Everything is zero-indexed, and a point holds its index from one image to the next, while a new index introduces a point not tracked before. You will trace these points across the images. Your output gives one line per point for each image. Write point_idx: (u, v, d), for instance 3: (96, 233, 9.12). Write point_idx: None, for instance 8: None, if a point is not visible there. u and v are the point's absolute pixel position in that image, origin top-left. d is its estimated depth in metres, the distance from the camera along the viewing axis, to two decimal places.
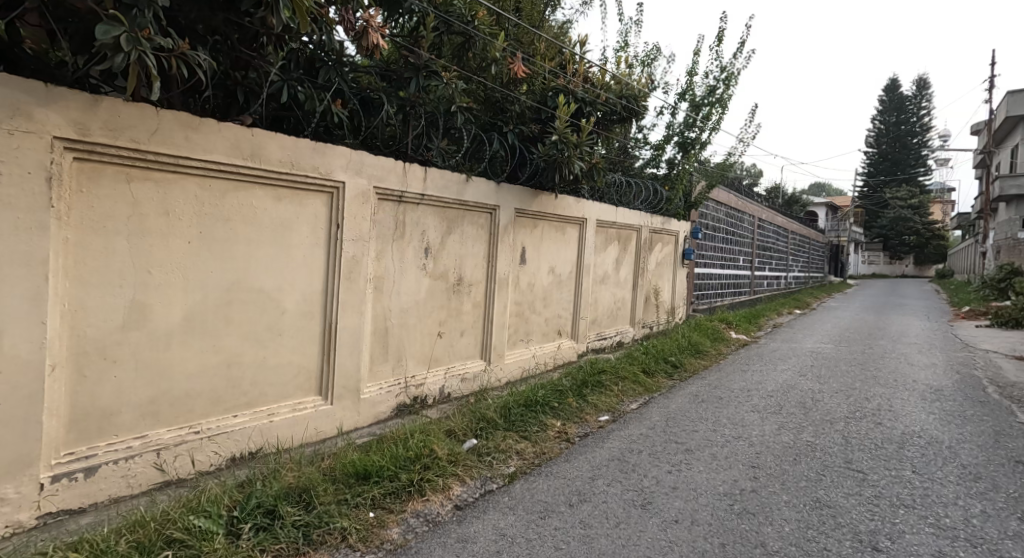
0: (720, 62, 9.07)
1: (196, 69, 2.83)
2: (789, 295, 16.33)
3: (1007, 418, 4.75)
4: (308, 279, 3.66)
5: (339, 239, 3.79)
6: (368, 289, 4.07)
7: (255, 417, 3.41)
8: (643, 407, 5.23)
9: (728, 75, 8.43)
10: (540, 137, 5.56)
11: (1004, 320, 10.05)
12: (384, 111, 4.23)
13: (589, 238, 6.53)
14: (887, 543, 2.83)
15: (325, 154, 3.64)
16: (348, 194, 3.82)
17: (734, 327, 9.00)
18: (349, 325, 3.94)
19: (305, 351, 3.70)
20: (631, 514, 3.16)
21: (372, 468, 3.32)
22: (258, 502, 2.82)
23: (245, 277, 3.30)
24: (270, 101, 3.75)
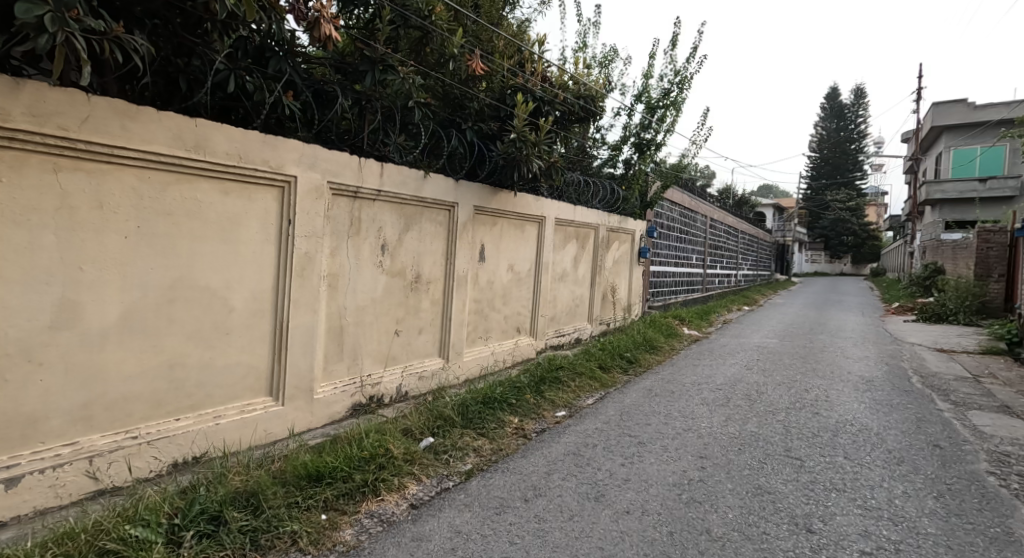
0: (674, 66, 9.27)
1: (133, 55, 2.67)
2: (738, 292, 16.94)
3: (929, 406, 5.09)
4: (257, 276, 3.54)
5: (290, 236, 3.68)
6: (322, 286, 3.97)
7: (200, 419, 3.27)
8: (599, 402, 5.31)
9: (683, 78, 8.63)
10: (499, 134, 5.55)
11: (928, 316, 10.82)
12: (339, 104, 4.16)
13: (548, 237, 6.57)
14: (820, 525, 2.99)
15: (276, 147, 3.53)
16: (301, 188, 3.71)
17: (687, 323, 9.29)
18: (302, 324, 3.83)
19: (254, 351, 3.58)
20: (584, 507, 3.21)
21: (325, 469, 3.25)
22: (202, 508, 2.71)
23: (189, 275, 3.15)
24: (217, 90, 3.62)
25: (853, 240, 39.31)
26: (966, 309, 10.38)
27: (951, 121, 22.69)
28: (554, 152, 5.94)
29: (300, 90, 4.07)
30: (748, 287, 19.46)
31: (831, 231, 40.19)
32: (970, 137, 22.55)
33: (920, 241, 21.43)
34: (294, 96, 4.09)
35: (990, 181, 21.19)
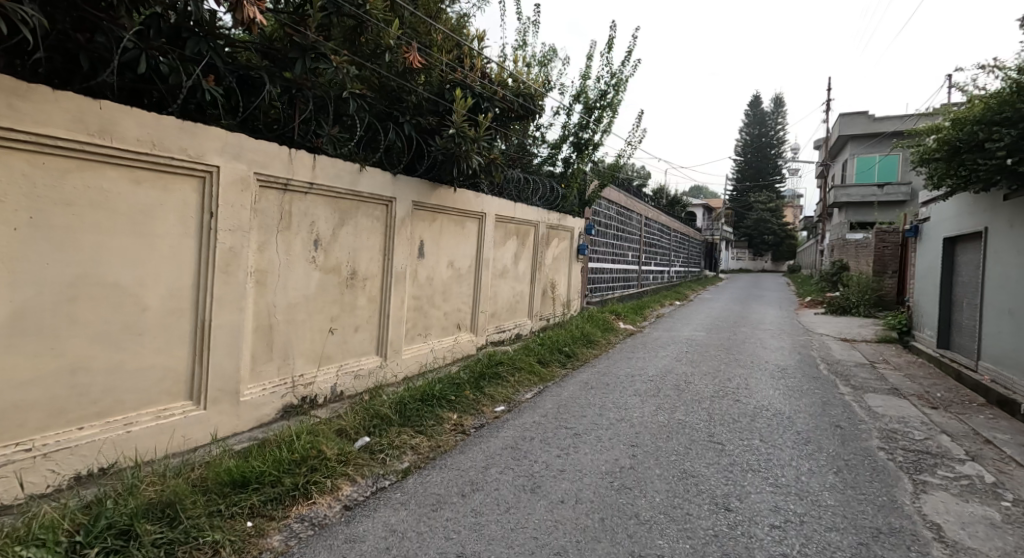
0: (610, 68, 9.52)
1: (21, 25, 2.42)
2: (670, 287, 17.71)
3: (834, 390, 5.59)
4: (176, 273, 3.32)
5: (212, 229, 3.47)
6: (249, 283, 3.78)
7: (108, 427, 3.03)
8: (538, 396, 5.40)
9: (618, 80, 8.90)
10: (437, 129, 5.45)
11: (834, 308, 11.83)
12: (267, 92, 4.00)
13: (488, 232, 6.58)
14: (736, 503, 3.22)
15: (196, 135, 3.31)
16: (224, 179, 3.51)
17: (623, 318, 9.64)
18: (226, 323, 3.63)
19: (172, 353, 3.35)
20: (521, 499, 3.28)
21: (251, 474, 3.12)
22: (109, 522, 2.52)
23: (95, 270, 2.91)
24: (125, 70, 3.35)
25: (768, 238, 42.15)
26: (866, 302, 11.45)
27: (857, 129, 24.63)
28: (494, 148, 5.98)
29: (222, 75, 3.85)
30: (680, 282, 20.42)
31: (751, 230, 42.84)
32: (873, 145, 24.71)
33: (830, 241, 23.33)
34: (215, 81, 3.89)
35: (887, 188, 23.60)
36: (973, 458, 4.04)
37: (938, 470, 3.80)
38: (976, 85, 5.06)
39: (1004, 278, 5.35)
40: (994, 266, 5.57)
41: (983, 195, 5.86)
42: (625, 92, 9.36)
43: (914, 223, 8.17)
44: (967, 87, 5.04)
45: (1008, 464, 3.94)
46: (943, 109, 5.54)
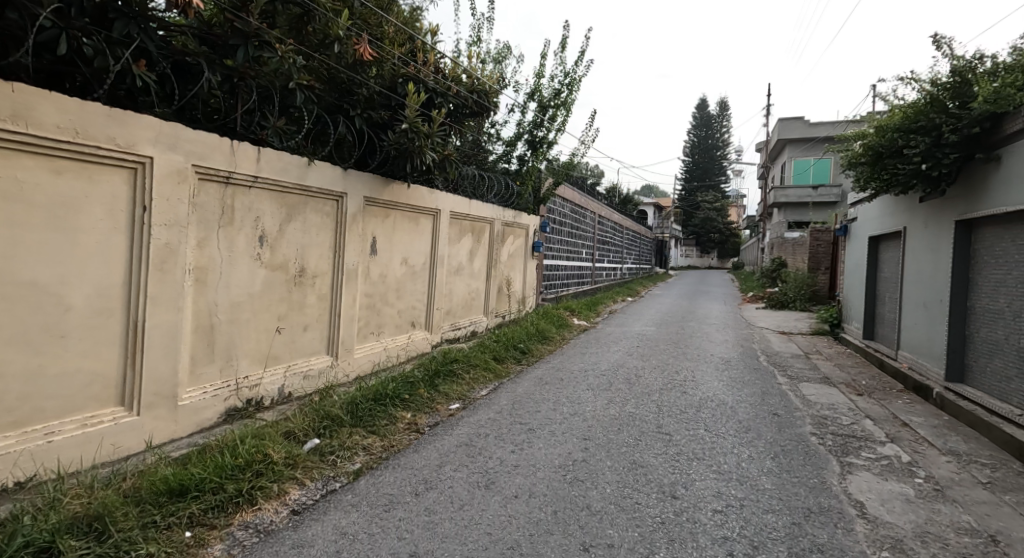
0: (564, 67, 9.63)
1: None
2: (623, 284, 18.15)
3: (772, 380, 5.92)
4: (105, 270, 3.12)
5: (146, 224, 3.28)
6: (187, 281, 3.60)
7: (26, 438, 2.82)
8: (493, 393, 5.42)
9: (571, 80, 9.01)
10: (390, 124, 5.38)
11: (774, 303, 12.48)
12: (206, 80, 3.80)
13: (443, 229, 6.52)
14: (682, 491, 3.37)
15: (126, 123, 3.12)
16: (158, 171, 3.32)
17: (577, 314, 9.82)
18: (162, 323, 3.44)
19: (101, 356, 3.14)
20: (474, 495, 3.29)
21: (190, 482, 2.99)
22: (28, 540, 2.36)
23: (9, 268, 2.72)
24: (43, 51, 3.13)
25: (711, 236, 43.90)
26: (802, 297, 12.15)
27: (792, 134, 26.33)
28: (448, 144, 5.93)
29: (155, 60, 3.64)
30: (632, 279, 20.96)
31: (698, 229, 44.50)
32: (807, 149, 26.22)
33: (770, 239, 24.48)
34: (148, 66, 3.66)
35: (819, 189, 24.87)
36: (892, 440, 4.40)
37: (862, 452, 4.11)
38: (897, 96, 5.47)
39: (921, 274, 5.83)
40: (912, 263, 6.06)
41: (903, 197, 6.35)
42: (578, 91, 9.49)
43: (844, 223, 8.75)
44: (889, 97, 5.44)
45: (922, 445, 4.31)
46: (868, 117, 5.95)
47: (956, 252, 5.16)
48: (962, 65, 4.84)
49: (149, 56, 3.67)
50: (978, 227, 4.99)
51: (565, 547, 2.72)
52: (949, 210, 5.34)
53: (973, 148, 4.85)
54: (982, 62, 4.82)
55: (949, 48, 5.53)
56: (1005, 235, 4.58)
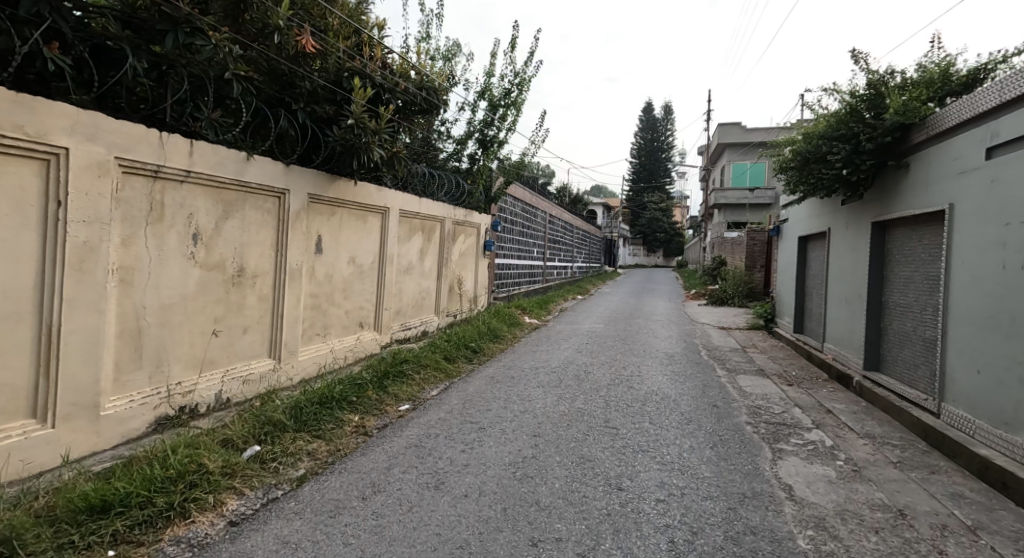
0: (513, 67, 9.66)
1: None
2: (573, 283, 18.45)
3: (712, 373, 6.21)
4: (12, 271, 2.86)
5: (61, 221, 3.03)
6: (110, 281, 3.35)
7: None
8: (444, 393, 5.38)
9: (522, 80, 9.04)
10: (335, 119, 5.22)
11: (715, 299, 13.07)
12: (129, 66, 3.53)
13: (392, 228, 6.40)
14: (628, 482, 3.47)
15: (36, 111, 2.87)
16: (75, 163, 3.07)
17: (528, 312, 9.92)
18: (80, 327, 3.18)
19: (9, 364, 2.88)
20: (424, 496, 3.26)
21: (113, 497, 2.80)
22: None
23: None
24: None
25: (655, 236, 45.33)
26: (738, 294, 12.82)
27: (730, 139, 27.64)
28: (396, 141, 5.83)
29: (71, 44, 3.37)
30: (582, 278, 21.37)
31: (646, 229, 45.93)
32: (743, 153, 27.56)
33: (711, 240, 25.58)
34: (62, 50, 3.38)
35: (756, 192, 26.16)
36: (818, 426, 4.72)
37: (792, 439, 4.39)
38: (820, 105, 5.85)
39: (843, 271, 6.28)
40: (835, 261, 6.51)
41: (827, 200, 6.82)
42: (528, 91, 9.54)
43: (777, 223, 9.31)
44: (814, 106, 5.80)
45: (844, 430, 4.64)
46: (796, 125, 6.34)
47: (873, 251, 5.60)
48: (877, 78, 5.25)
49: (63, 39, 3.38)
50: (890, 228, 5.44)
51: (514, 543, 2.75)
52: (867, 212, 5.78)
53: (885, 155, 5.26)
54: (892, 77, 5.27)
55: (864, 63, 6.01)
56: (912, 236, 5.03)
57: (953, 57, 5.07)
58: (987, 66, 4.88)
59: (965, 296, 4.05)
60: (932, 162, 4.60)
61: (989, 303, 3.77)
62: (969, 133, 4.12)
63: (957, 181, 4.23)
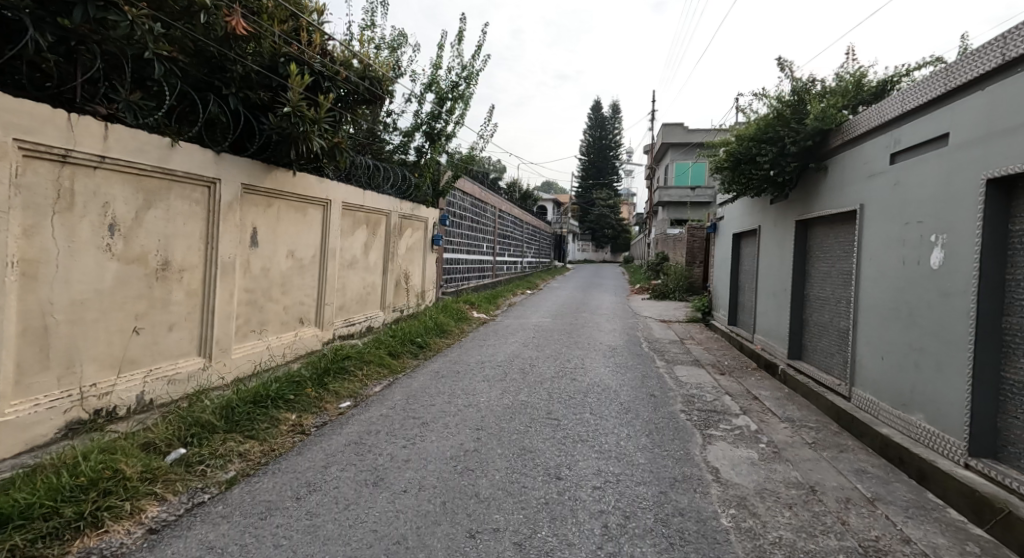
0: (461, 59, 9.51)
1: None
2: (522, 277, 18.52)
3: (652, 365, 6.42)
4: None
5: None
6: (10, 275, 3.01)
7: None
8: (387, 389, 5.24)
9: (469, 73, 8.92)
10: (270, 106, 4.93)
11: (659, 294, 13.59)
12: (29, 39, 3.15)
13: (333, 221, 6.15)
14: (567, 471, 3.54)
15: None
16: None
17: (477, 307, 9.89)
18: None
19: None
20: (362, 493, 3.16)
21: (13, 509, 2.53)
22: None
23: None
24: None
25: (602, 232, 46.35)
26: (680, 289, 13.41)
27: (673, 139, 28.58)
28: (337, 131, 5.60)
29: None
30: (532, 272, 21.55)
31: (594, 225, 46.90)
32: (685, 153, 28.56)
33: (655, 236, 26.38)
34: None
35: (697, 190, 27.11)
36: (745, 412, 5.01)
37: (721, 424, 4.63)
38: (752, 110, 6.14)
39: (771, 267, 6.69)
40: (765, 258, 6.91)
41: (758, 200, 7.22)
42: (476, 85, 9.41)
43: (713, 220, 9.78)
44: (747, 110, 6.07)
45: (767, 415, 4.96)
46: (731, 128, 6.62)
47: (796, 248, 5.99)
48: (800, 86, 5.60)
49: None
50: (811, 226, 5.84)
51: (451, 536, 2.73)
52: (792, 211, 6.18)
53: (807, 158, 5.64)
54: (813, 85, 5.64)
55: (789, 71, 6.39)
56: (830, 235, 5.42)
57: (865, 69, 5.48)
58: (894, 78, 5.34)
59: (872, 289, 4.42)
60: (846, 167, 4.98)
61: (891, 296, 4.12)
62: (874, 141, 4.49)
63: (866, 185, 4.60)
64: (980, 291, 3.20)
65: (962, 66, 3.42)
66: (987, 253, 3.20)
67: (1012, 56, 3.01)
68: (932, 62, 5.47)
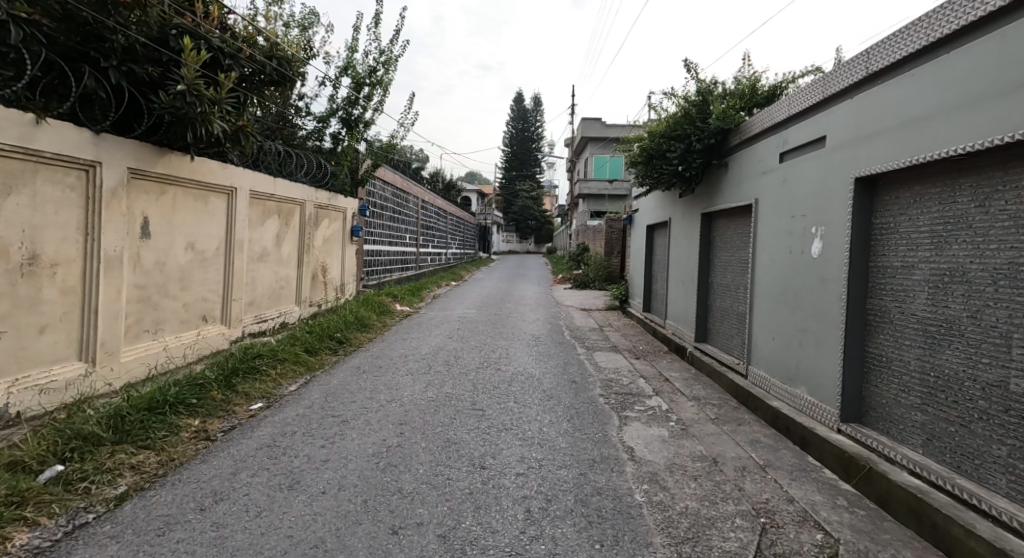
0: (378, 44, 9.18)
1: None
2: (446, 269, 18.34)
3: (573, 353, 6.57)
4: None
5: None
6: None
7: None
8: (304, 388, 5.01)
9: (388, 59, 8.63)
10: (160, 83, 4.49)
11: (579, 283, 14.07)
12: None
13: (239, 211, 5.74)
14: (491, 461, 3.55)
15: None
16: None
17: (399, 300, 9.68)
18: None
19: None
20: (275, 498, 3.00)
21: None
22: None
23: None
24: None
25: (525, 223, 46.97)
26: (598, 279, 13.94)
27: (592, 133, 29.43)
28: (241, 113, 5.22)
29: None
30: (456, 264, 21.41)
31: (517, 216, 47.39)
32: (603, 147, 29.44)
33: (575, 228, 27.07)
34: None
35: (615, 183, 28.06)
36: (657, 393, 5.27)
37: (636, 406, 4.84)
38: (662, 108, 6.40)
39: (680, 256, 7.07)
40: (676, 248, 7.29)
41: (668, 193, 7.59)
42: (395, 71, 9.13)
43: (630, 213, 10.18)
44: (657, 108, 6.32)
45: (677, 394, 5.26)
46: (644, 124, 6.86)
47: (702, 238, 6.37)
48: (704, 87, 5.92)
49: None
50: (715, 218, 6.23)
51: (373, 534, 2.66)
52: (698, 204, 6.56)
53: (711, 155, 6.00)
54: (716, 87, 5.96)
55: (694, 73, 6.74)
56: (731, 226, 5.81)
57: (760, 73, 5.90)
58: (783, 84, 5.78)
59: (766, 277, 4.78)
60: (744, 164, 5.35)
61: (782, 282, 4.47)
62: (767, 141, 4.85)
63: (760, 180, 4.96)
64: (849, 275, 3.52)
65: (837, 75, 3.76)
66: (856, 241, 3.52)
67: (875, 67, 3.35)
68: (813, 71, 6.00)
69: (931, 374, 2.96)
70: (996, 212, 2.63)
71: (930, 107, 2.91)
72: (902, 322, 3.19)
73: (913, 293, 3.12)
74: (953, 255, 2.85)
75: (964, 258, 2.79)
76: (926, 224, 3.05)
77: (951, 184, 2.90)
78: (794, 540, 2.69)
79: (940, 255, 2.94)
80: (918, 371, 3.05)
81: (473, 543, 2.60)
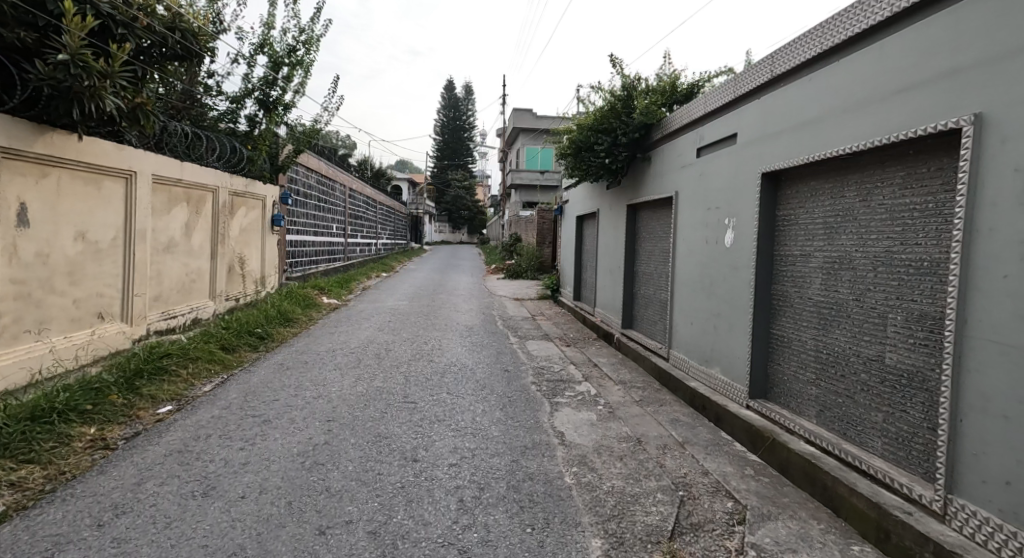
0: (298, 22, 8.72)
1: None
2: (377, 260, 17.87)
3: (505, 342, 6.58)
4: None
5: None
6: None
7: None
8: (220, 388, 4.71)
9: (309, 38, 8.22)
10: (38, 51, 4.02)
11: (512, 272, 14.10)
12: None
13: (140, 197, 5.29)
14: (423, 453, 3.49)
15: None
16: None
17: (326, 293, 9.32)
18: None
19: None
20: (187, 507, 2.80)
21: None
22: None
23: None
24: None
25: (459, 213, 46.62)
26: (531, 268, 13.94)
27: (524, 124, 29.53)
28: (140, 89, 4.81)
29: None
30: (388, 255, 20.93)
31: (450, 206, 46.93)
32: (535, 138, 29.63)
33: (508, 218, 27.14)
34: None
35: (547, 174, 28.35)
36: (586, 379, 5.38)
37: (567, 393, 4.92)
38: (589, 101, 6.49)
39: (608, 246, 7.23)
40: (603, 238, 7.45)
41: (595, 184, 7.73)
42: (317, 51, 8.72)
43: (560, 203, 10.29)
44: (585, 100, 6.39)
45: (605, 379, 5.39)
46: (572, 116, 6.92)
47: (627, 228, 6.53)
48: (628, 79, 6.04)
49: None
50: (639, 209, 6.41)
51: (297, 536, 2.54)
52: (624, 195, 6.72)
53: (635, 149, 6.15)
54: (639, 81, 6.10)
55: (619, 66, 6.88)
56: (654, 216, 5.99)
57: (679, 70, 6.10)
58: (700, 82, 6.02)
59: (686, 265, 4.96)
60: (665, 157, 5.52)
61: (699, 270, 4.66)
62: (686, 135, 5.03)
63: (680, 173, 5.14)
64: (756, 263, 3.72)
65: (745, 78, 3.95)
66: (762, 232, 3.72)
67: (778, 71, 3.53)
68: (726, 71, 6.29)
69: (825, 352, 3.17)
70: (876, 205, 2.84)
71: (823, 108, 3.11)
72: (801, 305, 3.40)
73: (810, 279, 3.33)
74: (842, 244, 3.05)
75: (851, 247, 2.99)
76: (820, 216, 3.25)
77: (841, 179, 3.10)
78: (708, 509, 2.82)
79: (831, 244, 3.15)
80: (815, 349, 3.26)
81: (404, 537, 2.54)
